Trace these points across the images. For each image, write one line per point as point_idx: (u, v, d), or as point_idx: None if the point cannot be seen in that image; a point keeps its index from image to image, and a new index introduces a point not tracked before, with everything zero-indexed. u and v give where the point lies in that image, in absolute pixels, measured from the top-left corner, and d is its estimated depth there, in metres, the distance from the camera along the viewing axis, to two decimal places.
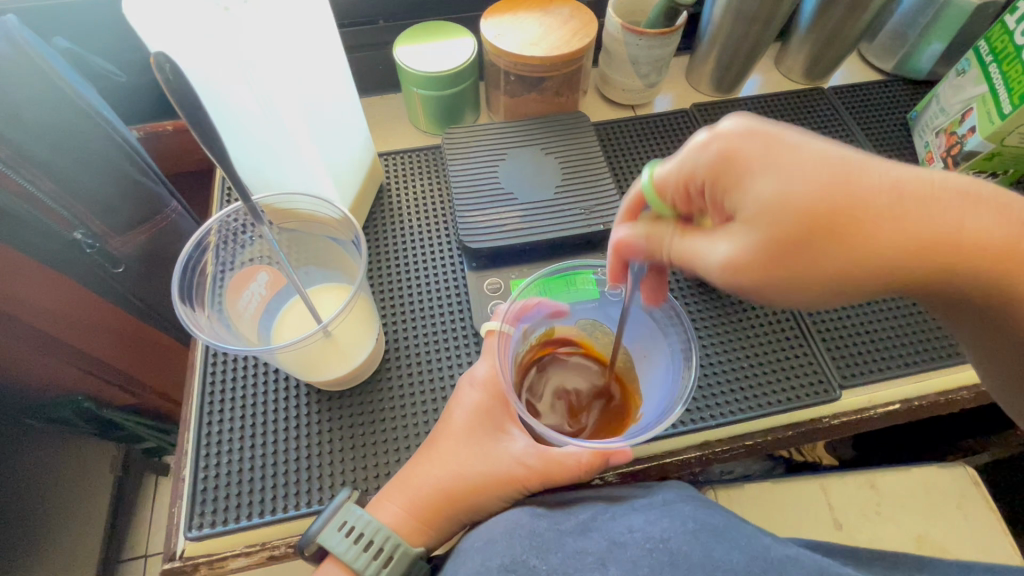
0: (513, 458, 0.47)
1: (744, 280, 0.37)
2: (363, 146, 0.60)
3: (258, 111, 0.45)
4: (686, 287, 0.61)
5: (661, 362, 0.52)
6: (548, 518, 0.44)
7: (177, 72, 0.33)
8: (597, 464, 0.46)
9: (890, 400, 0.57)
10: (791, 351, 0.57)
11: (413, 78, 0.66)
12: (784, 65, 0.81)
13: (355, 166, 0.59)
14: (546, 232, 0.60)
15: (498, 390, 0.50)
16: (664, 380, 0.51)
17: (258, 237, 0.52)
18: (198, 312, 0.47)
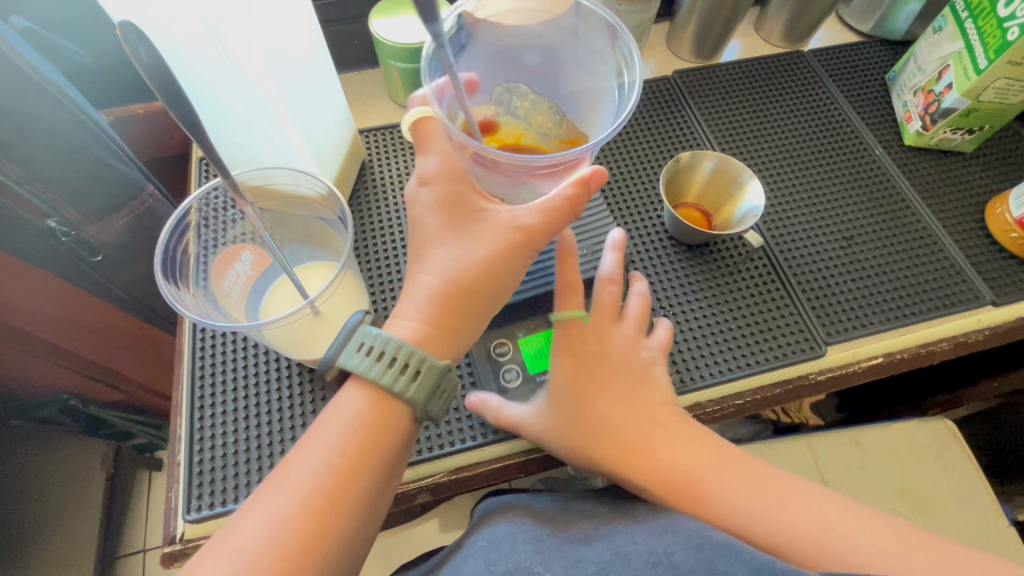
0: (507, 226, 0.42)
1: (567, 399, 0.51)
2: (342, 122, 0.59)
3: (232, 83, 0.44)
4: (669, 246, 0.61)
5: (606, 102, 0.52)
6: (549, 526, 0.47)
7: (153, 54, 0.33)
8: (582, 197, 0.42)
9: (873, 354, 0.58)
10: (778, 310, 0.58)
11: (390, 50, 0.65)
12: (764, 29, 0.81)
13: (335, 144, 0.58)
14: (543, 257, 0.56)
15: (455, 170, 0.43)
16: (611, 98, 0.50)
17: (241, 215, 0.52)
18: (184, 292, 0.46)
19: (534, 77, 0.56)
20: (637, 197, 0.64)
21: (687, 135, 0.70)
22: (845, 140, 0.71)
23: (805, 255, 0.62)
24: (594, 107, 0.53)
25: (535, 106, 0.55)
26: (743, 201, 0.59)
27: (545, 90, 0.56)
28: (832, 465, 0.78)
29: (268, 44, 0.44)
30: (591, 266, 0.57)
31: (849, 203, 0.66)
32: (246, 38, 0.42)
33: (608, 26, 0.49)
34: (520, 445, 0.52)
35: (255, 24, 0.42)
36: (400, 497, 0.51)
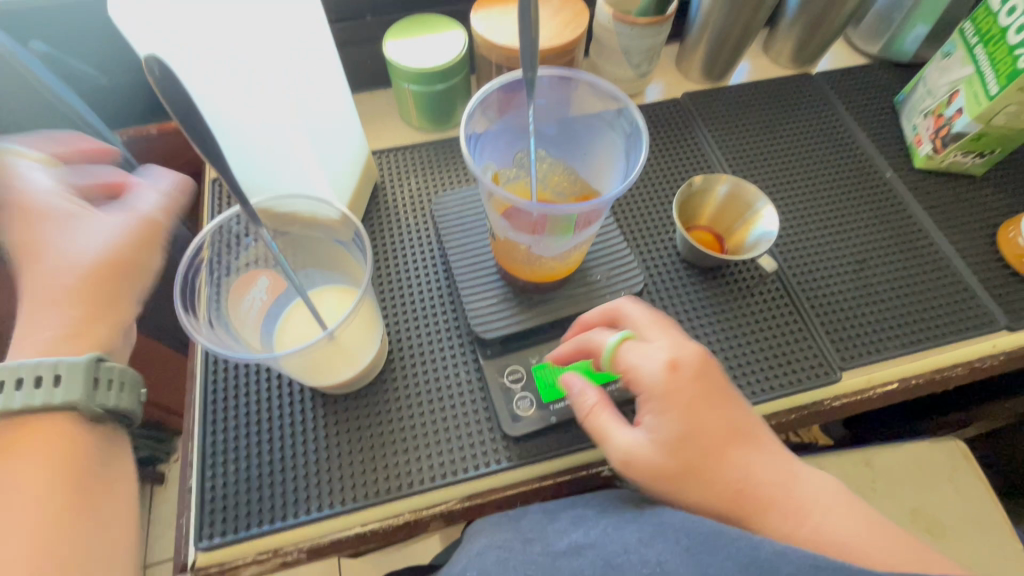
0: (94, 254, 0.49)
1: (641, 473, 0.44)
2: (358, 145, 0.59)
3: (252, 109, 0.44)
4: (682, 270, 0.61)
5: (618, 165, 0.49)
6: (539, 543, 0.43)
7: (165, 74, 0.32)
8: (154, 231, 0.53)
9: (889, 379, 0.58)
10: (792, 335, 0.58)
11: (403, 73, 0.66)
12: (773, 51, 0.82)
13: (351, 167, 0.58)
14: (554, 290, 0.55)
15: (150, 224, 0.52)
16: (621, 165, 0.48)
17: (255, 241, 0.52)
18: (199, 319, 0.46)
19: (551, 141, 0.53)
20: (650, 220, 0.64)
21: (698, 158, 0.70)
22: (855, 163, 0.71)
23: (818, 280, 0.62)
24: (606, 171, 0.51)
25: (552, 167, 0.53)
26: (755, 226, 0.59)
27: (561, 152, 0.54)
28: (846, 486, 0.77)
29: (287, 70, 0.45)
30: (607, 291, 0.56)
31: (861, 228, 0.66)
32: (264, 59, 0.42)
33: (620, 104, 0.47)
34: (534, 471, 0.52)
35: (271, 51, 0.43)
36: (414, 524, 0.50)
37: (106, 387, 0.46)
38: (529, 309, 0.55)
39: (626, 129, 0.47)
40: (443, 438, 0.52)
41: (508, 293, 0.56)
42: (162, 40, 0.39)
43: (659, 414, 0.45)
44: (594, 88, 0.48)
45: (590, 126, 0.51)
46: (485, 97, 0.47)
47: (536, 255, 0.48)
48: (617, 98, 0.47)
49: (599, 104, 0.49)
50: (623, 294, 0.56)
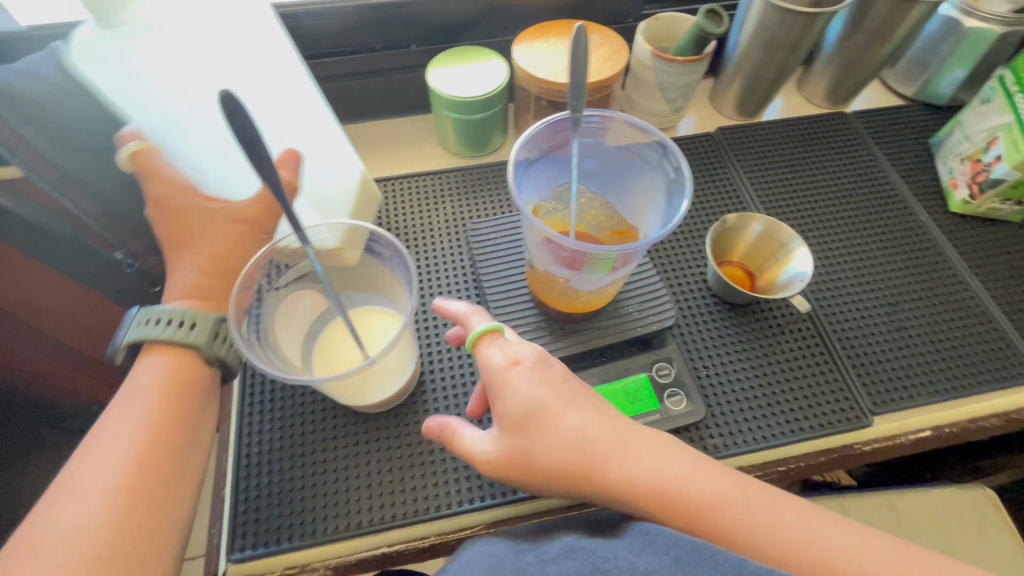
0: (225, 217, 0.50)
1: (499, 472, 0.45)
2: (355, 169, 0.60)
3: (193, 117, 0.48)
4: (712, 305, 0.61)
5: (657, 204, 0.50)
6: (530, 552, 0.42)
7: (236, 107, 0.34)
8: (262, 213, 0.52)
9: (921, 426, 0.57)
10: (822, 376, 0.58)
11: (445, 101, 0.68)
12: (806, 89, 0.83)
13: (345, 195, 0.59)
14: (586, 321, 0.56)
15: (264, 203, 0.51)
16: (660, 206, 0.49)
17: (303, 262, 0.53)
18: (250, 341, 0.47)
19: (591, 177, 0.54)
20: (683, 253, 0.64)
21: (730, 194, 0.71)
22: (888, 204, 0.71)
23: (849, 321, 0.61)
24: (644, 209, 0.52)
25: (590, 202, 0.54)
26: (788, 266, 0.59)
27: (600, 188, 0.54)
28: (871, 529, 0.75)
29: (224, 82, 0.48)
30: (637, 324, 0.56)
31: (894, 271, 0.66)
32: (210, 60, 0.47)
33: (665, 147, 0.48)
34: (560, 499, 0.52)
35: (192, 62, 0.46)
36: (438, 547, 0.51)
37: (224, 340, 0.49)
38: (560, 337, 0.55)
39: (669, 172, 0.48)
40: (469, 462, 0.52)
41: (540, 321, 0.57)
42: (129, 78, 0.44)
43: (499, 405, 0.44)
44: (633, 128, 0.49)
45: (632, 165, 0.52)
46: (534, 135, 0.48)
47: (573, 288, 0.49)
48: (660, 141, 0.48)
49: (643, 145, 0.50)
50: (654, 327, 0.56)
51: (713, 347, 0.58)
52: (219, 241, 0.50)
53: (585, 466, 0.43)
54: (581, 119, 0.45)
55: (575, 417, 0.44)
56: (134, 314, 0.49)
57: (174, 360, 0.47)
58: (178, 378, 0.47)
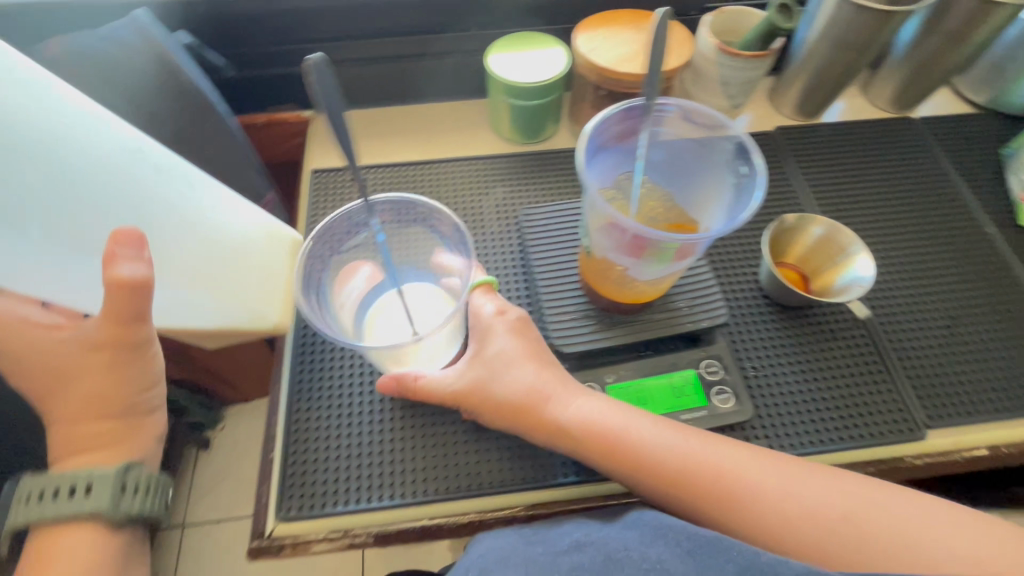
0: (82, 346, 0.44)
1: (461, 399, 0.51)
2: (252, 216, 0.55)
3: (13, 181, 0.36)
4: (763, 306, 0.60)
5: (725, 196, 0.49)
6: (542, 545, 0.44)
7: (322, 71, 0.39)
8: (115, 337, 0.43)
9: (977, 444, 0.55)
10: (875, 385, 0.56)
11: (503, 86, 0.68)
12: (871, 92, 0.80)
13: (235, 252, 0.52)
14: (637, 312, 0.56)
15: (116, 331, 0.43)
16: (726, 200, 0.49)
17: (366, 232, 0.55)
18: (309, 297, 0.49)
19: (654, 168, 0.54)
20: (737, 251, 0.63)
21: (787, 195, 0.69)
22: (953, 215, 0.69)
23: (905, 332, 0.60)
24: (708, 203, 0.51)
25: (650, 193, 0.53)
26: (846, 271, 0.58)
27: (662, 179, 0.54)
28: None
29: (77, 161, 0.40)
30: (688, 319, 0.56)
31: (954, 283, 0.64)
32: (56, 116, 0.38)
33: (735, 139, 0.47)
34: (601, 489, 0.52)
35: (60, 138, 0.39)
36: (477, 525, 0.51)
37: (130, 493, 0.45)
38: (609, 328, 0.55)
39: (743, 165, 0.47)
40: (512, 444, 0.53)
41: (590, 310, 0.56)
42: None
43: (478, 347, 0.52)
44: (700, 118, 0.49)
45: (699, 159, 0.51)
46: (605, 120, 0.47)
47: (630, 277, 0.49)
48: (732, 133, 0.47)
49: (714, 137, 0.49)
50: (705, 324, 0.55)
51: (763, 348, 0.57)
52: (88, 376, 0.44)
53: (526, 409, 0.49)
54: (652, 104, 0.45)
55: (528, 369, 0.50)
56: (19, 485, 0.44)
57: (85, 542, 0.43)
58: (86, 562, 0.43)
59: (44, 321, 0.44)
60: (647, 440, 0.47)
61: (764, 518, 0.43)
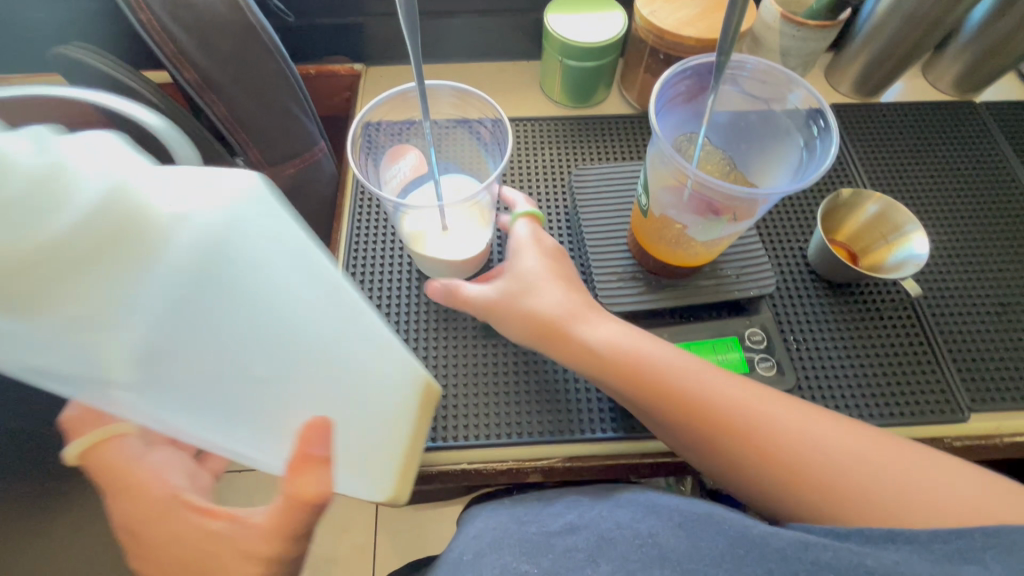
0: (246, 540, 0.40)
1: (489, 312, 0.51)
2: (418, 359, 0.39)
3: (300, 394, 0.33)
4: (810, 281, 0.60)
5: (792, 158, 0.49)
6: (536, 523, 0.46)
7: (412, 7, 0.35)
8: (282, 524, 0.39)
9: (1017, 430, 0.55)
10: (917, 364, 0.56)
11: (560, 46, 0.67)
12: (933, 73, 0.78)
13: (371, 398, 0.36)
14: (684, 276, 0.56)
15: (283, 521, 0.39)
16: (792, 166, 0.49)
17: (414, 125, 0.60)
18: (361, 161, 0.55)
19: (715, 128, 0.53)
20: (786, 225, 0.63)
21: (840, 171, 0.68)
22: (1010, 201, 0.67)
23: (951, 314, 0.59)
24: (772, 166, 0.52)
25: (711, 156, 0.53)
26: (900, 249, 0.57)
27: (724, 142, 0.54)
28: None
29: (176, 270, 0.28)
30: (735, 287, 0.55)
31: (1011, 270, 0.62)
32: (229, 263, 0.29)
33: (809, 103, 0.47)
34: (638, 446, 0.53)
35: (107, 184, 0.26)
36: (515, 472, 0.53)
37: None
38: (656, 290, 0.56)
39: (812, 124, 0.47)
40: (552, 397, 0.54)
41: (637, 272, 0.57)
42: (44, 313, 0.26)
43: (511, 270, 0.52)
44: (773, 76, 0.48)
45: (766, 117, 0.51)
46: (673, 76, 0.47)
47: (687, 236, 0.49)
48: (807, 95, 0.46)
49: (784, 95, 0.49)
50: (753, 292, 0.55)
51: (807, 322, 0.57)
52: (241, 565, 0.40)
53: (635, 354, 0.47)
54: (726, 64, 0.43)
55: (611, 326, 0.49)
56: None
57: None
58: None
59: (204, 513, 0.42)
60: (755, 397, 0.45)
61: (790, 465, 0.42)
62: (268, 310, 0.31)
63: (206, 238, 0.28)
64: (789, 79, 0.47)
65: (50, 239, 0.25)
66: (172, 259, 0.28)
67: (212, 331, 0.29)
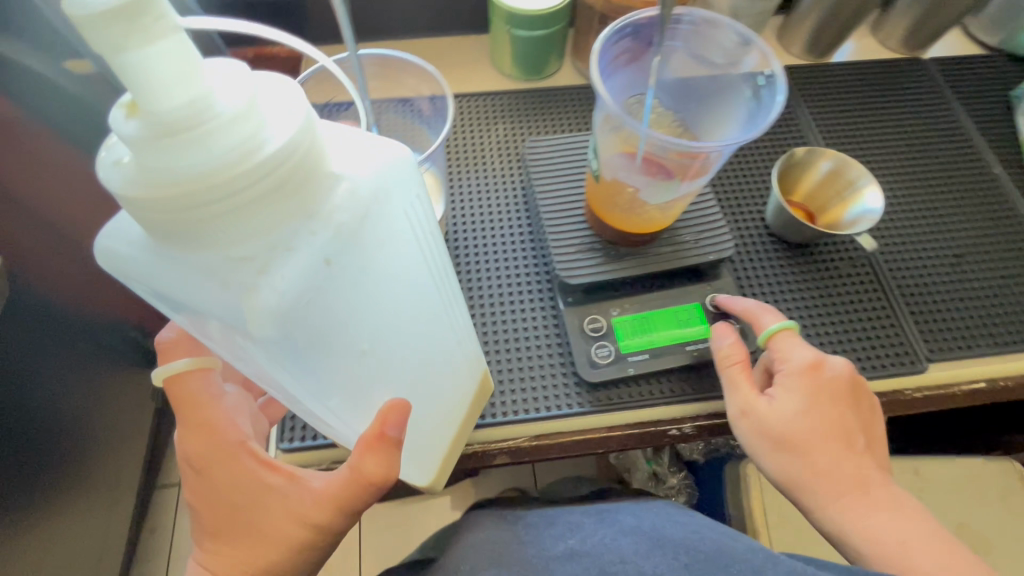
0: (301, 501, 0.40)
1: (780, 428, 0.45)
2: (471, 359, 0.46)
3: (377, 376, 0.35)
4: (769, 243, 0.59)
5: (740, 110, 0.48)
6: (535, 546, 0.49)
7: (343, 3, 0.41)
8: (347, 495, 0.39)
9: (976, 376, 0.56)
10: (878, 319, 0.56)
11: (507, 15, 0.65)
12: (883, 32, 0.78)
13: (439, 388, 0.42)
14: (643, 245, 0.55)
15: (343, 494, 0.39)
16: (740, 117, 0.48)
17: (340, 105, 0.60)
18: None
19: (665, 88, 0.52)
20: (743, 189, 0.62)
21: (794, 131, 0.68)
22: (961, 154, 0.68)
23: (907, 267, 0.60)
24: (720, 121, 0.51)
25: (663, 119, 0.52)
26: (853, 204, 0.58)
27: (674, 102, 0.53)
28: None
29: (348, 260, 0.29)
30: (694, 253, 0.54)
31: (964, 220, 0.63)
32: (385, 273, 0.32)
33: (755, 52, 0.46)
34: (604, 420, 0.52)
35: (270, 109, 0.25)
36: (481, 455, 0.52)
37: None
38: (615, 261, 0.54)
39: (756, 73, 0.46)
40: (514, 377, 0.53)
41: (594, 243, 0.55)
42: (180, 223, 0.24)
43: (786, 385, 0.46)
44: (721, 30, 0.48)
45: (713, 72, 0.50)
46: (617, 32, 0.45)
47: (640, 201, 0.48)
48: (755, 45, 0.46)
49: (730, 48, 0.48)
50: (711, 257, 0.54)
51: (768, 284, 0.57)
52: (278, 524, 0.39)
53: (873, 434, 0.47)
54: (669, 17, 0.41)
55: (799, 401, 0.46)
56: None
57: None
58: None
59: (265, 465, 0.40)
60: (881, 478, 0.45)
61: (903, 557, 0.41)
62: (401, 310, 0.35)
63: (363, 201, 0.28)
64: (736, 31, 0.47)
65: (256, 171, 0.23)
66: (336, 222, 0.27)
67: (337, 305, 0.29)
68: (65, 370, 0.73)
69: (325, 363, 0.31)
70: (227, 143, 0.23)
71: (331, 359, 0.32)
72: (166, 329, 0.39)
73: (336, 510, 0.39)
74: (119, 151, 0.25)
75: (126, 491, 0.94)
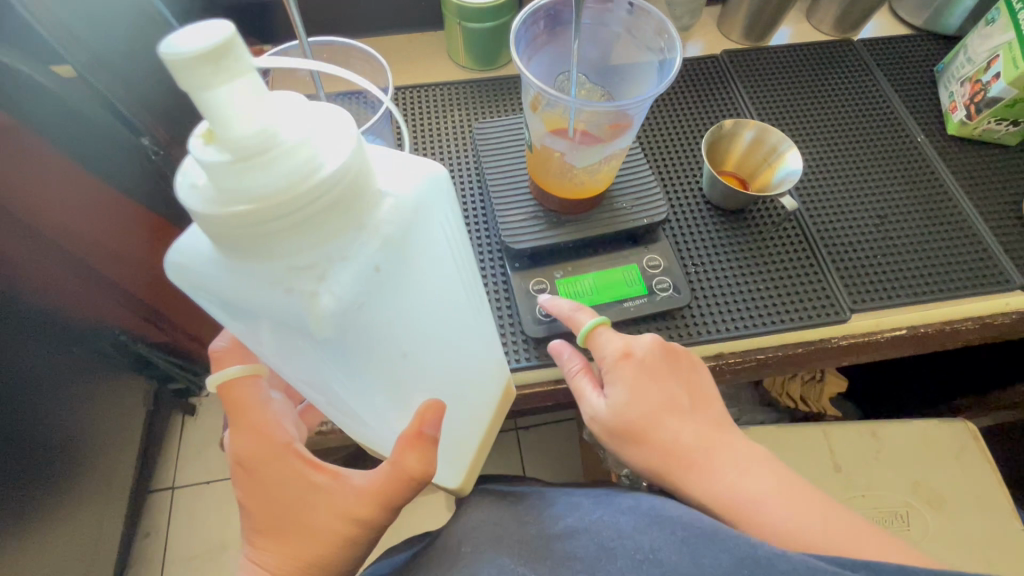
0: (346, 500, 0.43)
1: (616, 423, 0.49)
2: (498, 369, 0.50)
3: (415, 374, 0.39)
4: (705, 210, 0.64)
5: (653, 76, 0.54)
6: (536, 526, 0.50)
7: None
8: (389, 493, 0.43)
9: (898, 325, 0.60)
10: (807, 277, 0.61)
11: (457, 9, 0.70)
12: (815, 16, 0.83)
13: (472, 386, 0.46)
14: (583, 212, 0.59)
15: (385, 492, 0.43)
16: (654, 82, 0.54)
17: None
18: None
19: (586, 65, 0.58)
20: (680, 162, 0.67)
21: (729, 108, 0.73)
22: (888, 126, 0.73)
23: (836, 229, 0.64)
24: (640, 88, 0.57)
25: (591, 92, 0.57)
26: (779, 166, 0.62)
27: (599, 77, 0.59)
28: (819, 456, 0.78)
29: (389, 268, 0.32)
30: (629, 217, 0.58)
31: (890, 185, 0.68)
32: (419, 283, 0.35)
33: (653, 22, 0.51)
34: (551, 373, 0.56)
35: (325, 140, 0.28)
36: None
37: None
38: (556, 227, 0.58)
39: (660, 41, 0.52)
40: None
41: (537, 212, 0.59)
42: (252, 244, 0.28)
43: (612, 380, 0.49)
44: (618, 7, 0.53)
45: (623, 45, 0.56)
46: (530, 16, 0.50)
47: (568, 165, 0.53)
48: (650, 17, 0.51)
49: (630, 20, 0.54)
50: (645, 220, 0.58)
51: (701, 246, 0.61)
52: (323, 522, 0.42)
53: (700, 392, 0.51)
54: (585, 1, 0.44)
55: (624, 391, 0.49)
56: None
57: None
58: None
59: (310, 465, 0.43)
60: (730, 438, 0.49)
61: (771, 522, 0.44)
62: (433, 312, 0.37)
63: (406, 215, 0.32)
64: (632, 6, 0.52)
65: (317, 187, 0.27)
66: (382, 233, 0.31)
67: (382, 304, 0.33)
68: (55, 374, 0.73)
69: (367, 364, 0.35)
70: (293, 166, 0.26)
71: (371, 363, 0.35)
72: (221, 339, 0.43)
73: (377, 507, 0.43)
74: (195, 174, 0.28)
75: (117, 490, 0.96)
